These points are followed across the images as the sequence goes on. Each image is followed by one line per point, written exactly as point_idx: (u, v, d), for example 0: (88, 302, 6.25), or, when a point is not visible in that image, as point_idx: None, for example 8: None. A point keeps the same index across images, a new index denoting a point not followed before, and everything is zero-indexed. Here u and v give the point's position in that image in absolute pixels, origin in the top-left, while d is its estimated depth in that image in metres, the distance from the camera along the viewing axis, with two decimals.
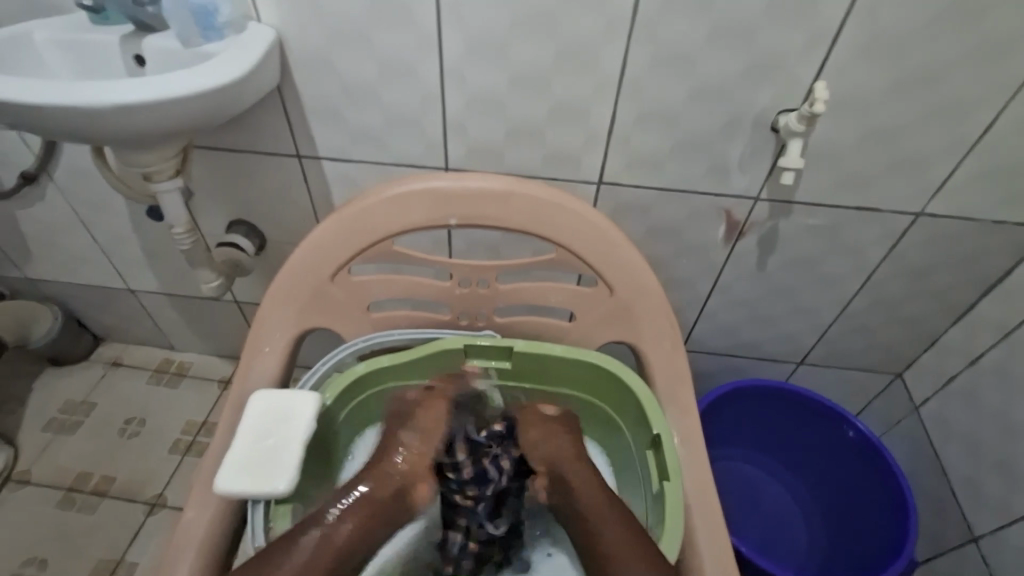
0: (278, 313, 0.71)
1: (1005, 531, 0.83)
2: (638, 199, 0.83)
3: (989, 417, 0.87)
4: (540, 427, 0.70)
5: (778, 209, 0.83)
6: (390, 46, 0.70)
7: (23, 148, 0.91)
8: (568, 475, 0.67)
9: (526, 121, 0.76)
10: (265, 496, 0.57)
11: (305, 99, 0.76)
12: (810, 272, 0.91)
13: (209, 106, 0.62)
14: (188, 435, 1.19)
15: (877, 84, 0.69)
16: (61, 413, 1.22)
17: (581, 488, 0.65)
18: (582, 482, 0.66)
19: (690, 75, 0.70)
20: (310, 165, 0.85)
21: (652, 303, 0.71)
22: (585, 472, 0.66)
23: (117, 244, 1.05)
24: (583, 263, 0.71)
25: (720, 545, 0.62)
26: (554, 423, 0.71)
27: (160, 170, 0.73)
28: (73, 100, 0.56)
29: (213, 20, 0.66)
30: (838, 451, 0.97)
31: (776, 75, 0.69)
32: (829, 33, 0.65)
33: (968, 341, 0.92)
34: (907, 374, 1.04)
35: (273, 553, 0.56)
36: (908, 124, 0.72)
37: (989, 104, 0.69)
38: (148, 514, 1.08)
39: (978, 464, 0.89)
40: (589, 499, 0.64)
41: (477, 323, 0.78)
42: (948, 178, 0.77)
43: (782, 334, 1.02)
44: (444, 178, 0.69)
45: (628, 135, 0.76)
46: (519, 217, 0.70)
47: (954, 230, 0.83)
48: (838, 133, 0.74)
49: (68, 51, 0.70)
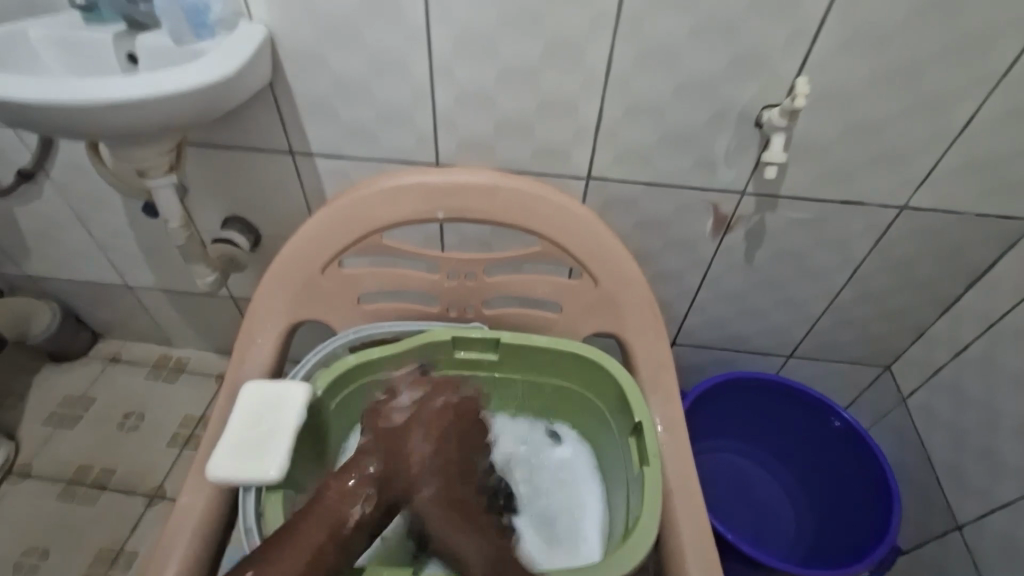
0: (270, 305, 0.72)
1: (989, 517, 0.85)
2: (627, 194, 0.84)
3: (973, 407, 0.89)
4: (414, 429, 0.65)
5: (764, 203, 0.84)
6: (380, 42, 0.71)
7: (21, 145, 0.92)
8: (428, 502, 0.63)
9: (515, 116, 0.77)
10: (256, 482, 0.58)
11: (297, 96, 0.77)
12: (798, 266, 0.92)
13: (201, 102, 0.63)
14: (186, 429, 1.20)
15: (859, 79, 0.70)
16: (61, 408, 1.23)
17: (444, 522, 0.62)
18: (443, 517, 0.63)
19: (675, 72, 0.71)
20: (304, 161, 0.86)
21: (637, 296, 0.72)
22: (451, 495, 0.64)
23: (114, 240, 1.07)
24: (569, 255, 0.73)
25: (701, 530, 0.63)
26: (428, 424, 0.66)
27: (155, 165, 0.74)
28: (70, 97, 0.58)
29: (205, 18, 0.68)
30: (825, 441, 0.98)
31: (760, 69, 0.70)
32: (811, 28, 0.66)
33: (953, 332, 0.94)
34: (895, 366, 1.05)
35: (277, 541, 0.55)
36: (890, 118, 0.73)
37: (968, 98, 0.71)
38: (147, 507, 1.10)
39: (963, 453, 0.90)
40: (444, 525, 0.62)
41: (466, 315, 0.80)
42: (929, 172, 0.78)
43: (771, 326, 1.03)
44: (432, 173, 0.71)
45: (615, 130, 0.77)
46: (506, 209, 0.71)
47: (938, 223, 0.84)
48: (822, 127, 0.75)
49: (64, 49, 0.71)
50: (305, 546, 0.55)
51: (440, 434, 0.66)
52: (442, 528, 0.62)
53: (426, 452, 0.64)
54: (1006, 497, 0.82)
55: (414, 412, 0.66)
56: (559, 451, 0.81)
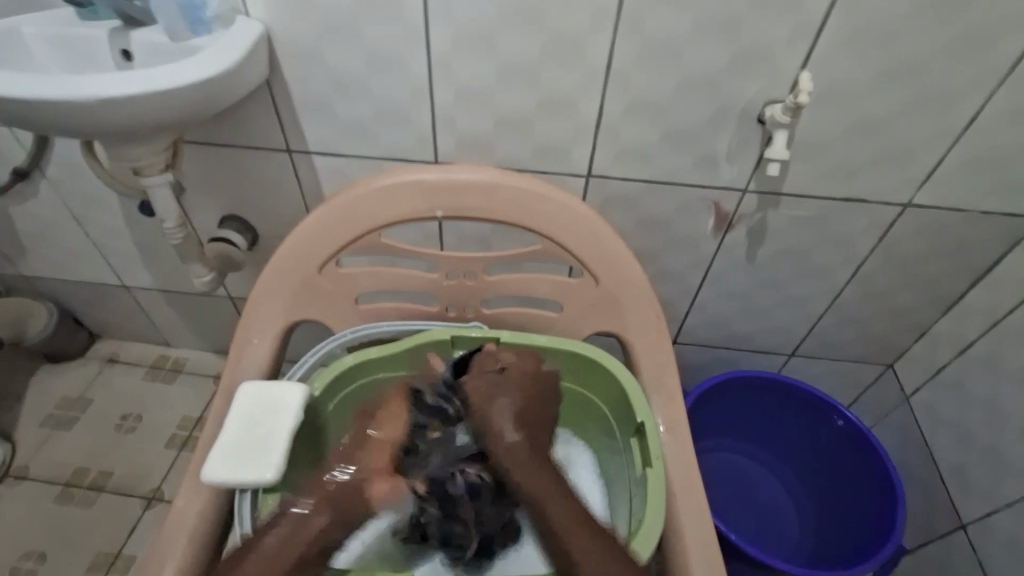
0: (267, 305, 0.72)
1: (993, 517, 0.84)
2: (628, 192, 0.84)
3: (977, 406, 0.88)
4: (502, 399, 0.66)
5: (766, 200, 0.83)
6: (378, 39, 0.70)
7: (15, 144, 0.91)
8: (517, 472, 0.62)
9: (514, 114, 0.76)
10: (241, 486, 0.58)
11: (295, 94, 0.77)
12: (800, 264, 0.91)
13: (198, 99, 0.62)
14: (184, 430, 1.19)
15: (862, 75, 0.69)
16: (58, 410, 1.22)
17: (534, 486, 0.61)
18: (531, 473, 0.62)
19: (677, 68, 0.70)
20: (301, 160, 0.85)
21: (639, 296, 0.72)
22: (531, 465, 0.63)
23: (111, 240, 1.06)
24: (569, 254, 0.72)
25: (707, 533, 0.62)
26: (522, 395, 0.66)
27: (151, 164, 0.73)
28: (63, 94, 0.57)
29: (201, 14, 0.67)
30: (827, 440, 0.97)
31: (762, 66, 0.69)
32: (814, 24, 0.65)
33: (957, 331, 0.93)
34: (898, 365, 1.04)
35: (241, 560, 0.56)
36: (893, 115, 0.73)
37: (973, 95, 0.70)
38: (145, 508, 1.09)
39: (966, 452, 0.89)
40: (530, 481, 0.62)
41: (465, 315, 0.79)
42: (934, 170, 0.77)
43: (773, 325, 1.02)
44: (431, 171, 0.70)
45: (616, 127, 0.76)
46: (506, 208, 0.70)
47: (942, 221, 0.83)
48: (824, 124, 0.74)
49: (57, 46, 0.70)
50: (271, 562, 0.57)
51: (527, 403, 0.66)
52: (530, 486, 0.62)
53: (515, 422, 0.65)
54: (1011, 497, 0.82)
55: (494, 387, 0.66)
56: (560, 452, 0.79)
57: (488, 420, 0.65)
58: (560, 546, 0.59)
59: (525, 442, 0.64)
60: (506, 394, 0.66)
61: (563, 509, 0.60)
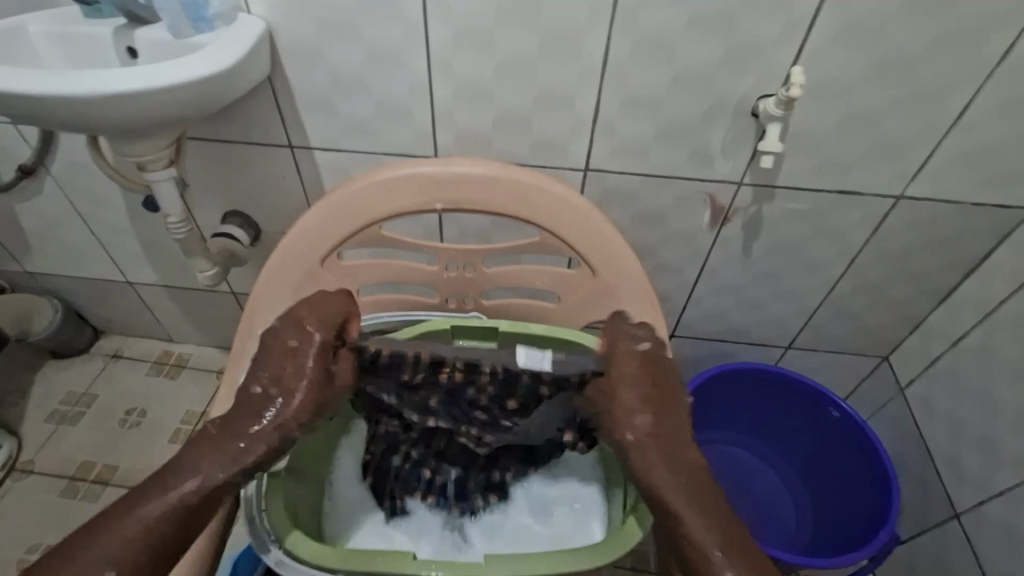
0: (269, 298, 0.73)
1: (986, 505, 0.86)
2: (624, 186, 0.85)
3: (971, 397, 0.89)
4: (619, 401, 0.61)
5: (761, 194, 0.84)
6: (377, 36, 0.71)
7: (20, 142, 0.92)
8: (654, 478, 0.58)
9: (513, 109, 0.77)
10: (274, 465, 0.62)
11: (296, 91, 0.78)
12: (795, 257, 0.93)
13: (200, 95, 0.64)
14: (188, 425, 1.21)
15: (854, 70, 0.70)
16: (63, 405, 1.24)
17: (654, 479, 0.57)
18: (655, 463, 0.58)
19: (672, 63, 0.71)
20: (303, 156, 0.86)
21: (634, 286, 0.72)
22: (655, 453, 0.58)
23: (115, 237, 1.07)
24: (567, 245, 0.73)
25: None
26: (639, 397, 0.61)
27: (155, 159, 0.75)
28: (67, 90, 0.58)
29: (203, 12, 0.68)
30: (823, 431, 0.98)
31: (755, 61, 0.70)
32: (806, 18, 0.66)
33: (951, 323, 0.94)
34: (893, 358, 1.06)
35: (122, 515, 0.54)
36: (885, 109, 0.74)
37: (963, 87, 0.71)
38: None
39: (960, 442, 0.91)
40: (656, 477, 0.57)
41: (465, 306, 0.81)
42: (926, 162, 0.79)
43: (768, 318, 1.04)
44: (429, 165, 0.71)
45: (612, 122, 0.77)
46: (504, 200, 0.71)
47: (935, 214, 0.84)
48: (817, 118, 0.75)
49: (62, 43, 0.71)
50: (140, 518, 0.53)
51: (651, 392, 0.61)
52: (648, 479, 0.58)
53: (638, 412, 0.60)
54: (1003, 484, 0.83)
55: (608, 387, 0.62)
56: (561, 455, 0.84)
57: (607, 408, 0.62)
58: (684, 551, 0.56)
59: (653, 438, 0.59)
60: (625, 398, 0.61)
61: (688, 508, 0.56)
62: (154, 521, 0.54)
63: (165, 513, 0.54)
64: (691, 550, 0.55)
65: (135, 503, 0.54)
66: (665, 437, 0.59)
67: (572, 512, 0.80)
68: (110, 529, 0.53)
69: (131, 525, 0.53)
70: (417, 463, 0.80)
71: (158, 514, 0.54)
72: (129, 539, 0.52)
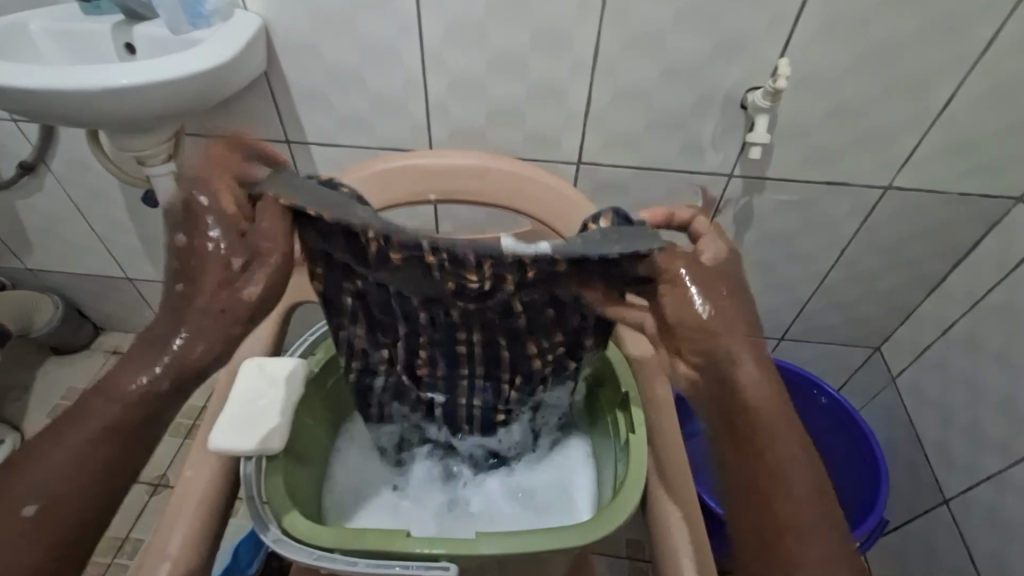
0: None
1: (973, 490, 0.87)
2: (617, 178, 0.86)
3: (960, 383, 0.90)
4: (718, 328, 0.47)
5: (752, 186, 0.86)
6: (372, 31, 0.72)
7: (21, 139, 0.93)
8: (768, 430, 0.45)
9: (506, 103, 0.79)
10: (222, 452, 0.58)
11: (293, 87, 0.79)
12: (787, 248, 0.94)
13: (197, 90, 0.65)
14: (188, 419, 1.22)
15: (838, 62, 0.72)
16: (66, 400, 1.25)
17: (764, 415, 0.46)
18: (761, 398, 0.46)
19: (662, 55, 0.72)
20: (300, 151, 0.88)
21: None
22: (768, 395, 0.46)
23: (115, 233, 1.08)
24: (558, 236, 0.74)
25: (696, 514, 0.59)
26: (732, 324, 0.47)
27: (155, 154, 0.76)
28: (68, 85, 0.59)
29: (200, 9, 0.69)
30: (813, 418, 1.00)
31: (743, 53, 0.71)
32: (791, 11, 0.68)
33: (939, 312, 0.96)
34: (885, 348, 1.07)
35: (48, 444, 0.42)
36: (871, 100, 0.75)
37: (947, 79, 0.72)
38: (150, 495, 1.12)
39: (949, 428, 0.92)
40: (768, 413, 0.46)
41: None
42: (912, 153, 0.80)
43: (761, 309, 1.05)
44: (421, 157, 0.72)
45: (604, 115, 0.79)
46: (496, 192, 0.72)
47: (922, 204, 0.86)
48: (805, 109, 0.76)
49: (63, 40, 0.72)
50: (63, 451, 0.42)
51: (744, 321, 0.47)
52: (764, 415, 0.46)
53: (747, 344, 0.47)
54: (989, 469, 0.84)
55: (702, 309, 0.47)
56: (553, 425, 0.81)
57: (700, 331, 0.47)
58: (777, 511, 0.44)
59: (763, 380, 0.46)
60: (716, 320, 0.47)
61: (800, 456, 0.46)
62: (79, 459, 0.42)
63: (94, 447, 0.42)
64: (777, 510, 0.44)
65: (62, 431, 0.43)
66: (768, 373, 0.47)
67: (549, 462, 0.80)
68: (31, 464, 0.41)
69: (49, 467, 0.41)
70: (399, 387, 0.69)
71: (84, 448, 0.42)
72: (58, 473, 0.41)
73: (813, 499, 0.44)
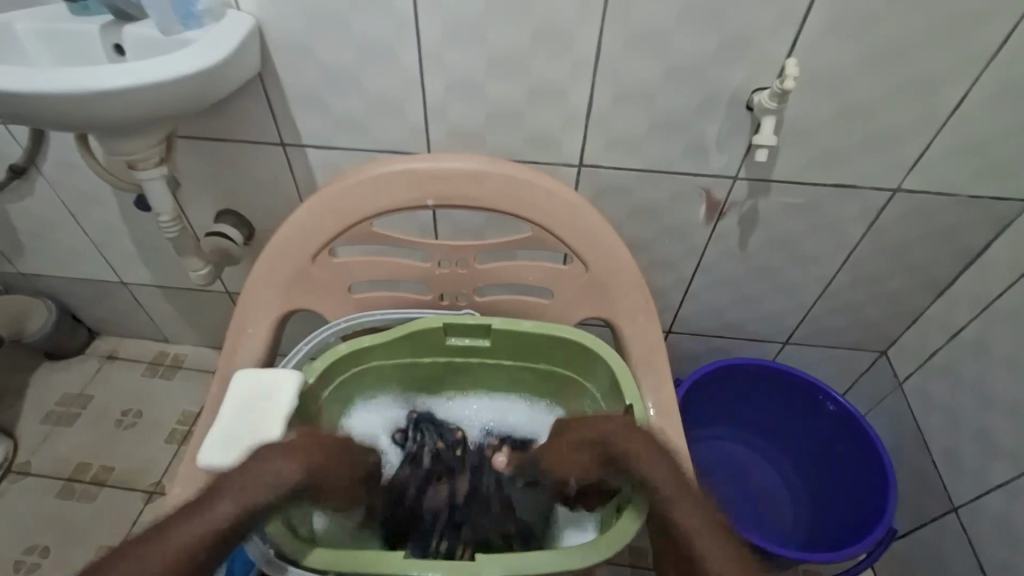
0: (261, 296, 0.72)
1: (983, 499, 0.86)
2: (619, 180, 0.84)
3: (969, 388, 0.89)
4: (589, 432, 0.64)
5: (757, 187, 0.84)
6: (367, 30, 0.70)
7: (11, 142, 0.91)
8: (655, 484, 0.58)
9: (505, 105, 0.77)
10: (211, 469, 0.57)
11: (287, 88, 0.77)
12: (792, 252, 0.92)
13: (189, 91, 0.63)
14: (184, 425, 1.20)
15: (847, 62, 0.70)
16: (59, 406, 1.23)
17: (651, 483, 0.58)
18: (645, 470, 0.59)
19: (665, 55, 0.70)
20: (295, 153, 0.86)
21: (628, 283, 0.72)
22: (647, 459, 0.59)
23: (108, 237, 1.06)
24: (559, 242, 0.72)
25: None
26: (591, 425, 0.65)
27: (145, 157, 0.74)
28: (54, 87, 0.57)
29: (192, 8, 0.67)
30: (820, 425, 0.98)
31: (748, 53, 0.70)
32: (799, 11, 0.66)
33: (948, 316, 0.94)
34: (891, 352, 1.06)
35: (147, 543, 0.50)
36: (880, 100, 0.73)
37: (959, 78, 0.70)
38: (146, 502, 1.10)
39: (958, 435, 0.90)
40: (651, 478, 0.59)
41: (458, 302, 0.80)
42: (921, 154, 0.78)
43: (765, 312, 1.03)
44: (419, 160, 0.70)
45: (606, 116, 0.77)
46: (496, 197, 0.71)
47: (931, 206, 0.84)
48: (812, 110, 0.75)
49: (52, 41, 0.70)
50: (158, 553, 0.49)
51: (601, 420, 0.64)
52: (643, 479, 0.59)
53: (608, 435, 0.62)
54: (1000, 477, 0.83)
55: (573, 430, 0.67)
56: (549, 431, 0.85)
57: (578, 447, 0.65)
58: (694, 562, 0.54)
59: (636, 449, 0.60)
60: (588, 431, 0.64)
61: (690, 510, 0.56)
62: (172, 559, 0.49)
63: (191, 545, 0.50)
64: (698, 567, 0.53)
65: (159, 535, 0.51)
66: (648, 442, 0.61)
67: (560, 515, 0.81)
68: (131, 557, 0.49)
69: (159, 561, 0.49)
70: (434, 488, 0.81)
71: (179, 547, 0.50)
72: (142, 570, 0.48)
73: (707, 528, 0.55)
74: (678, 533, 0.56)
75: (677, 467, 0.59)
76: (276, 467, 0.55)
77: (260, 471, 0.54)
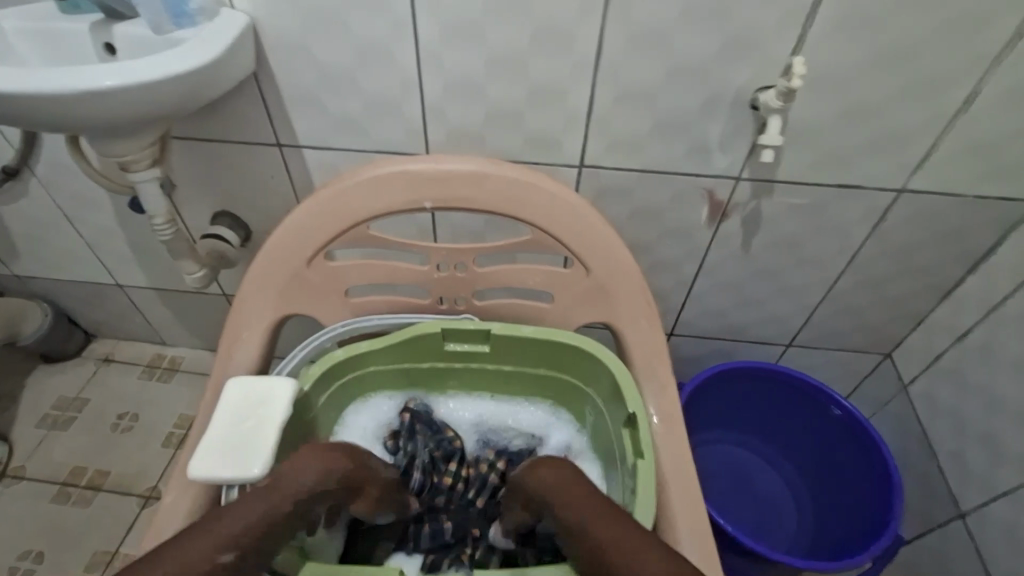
0: (255, 301, 0.71)
1: (991, 505, 0.84)
2: (620, 182, 0.83)
3: (976, 393, 0.87)
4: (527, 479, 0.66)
5: (760, 189, 0.82)
6: (363, 29, 0.69)
7: (3, 143, 0.90)
8: (571, 508, 0.58)
9: (505, 105, 0.75)
10: (201, 479, 0.55)
11: (283, 88, 0.76)
12: (796, 253, 0.91)
13: (182, 91, 0.62)
14: (180, 429, 1.19)
15: (853, 61, 0.68)
16: (55, 409, 1.22)
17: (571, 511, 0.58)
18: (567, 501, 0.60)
19: (667, 54, 0.69)
20: (291, 154, 0.84)
21: (630, 286, 0.71)
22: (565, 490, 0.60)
23: (103, 239, 1.05)
24: (560, 245, 0.71)
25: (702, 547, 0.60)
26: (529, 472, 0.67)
27: (137, 159, 0.72)
28: (42, 87, 0.56)
29: (184, 7, 0.66)
30: (825, 429, 0.96)
31: (752, 52, 0.68)
32: (804, 9, 0.64)
33: (954, 318, 0.92)
34: (896, 354, 1.04)
35: (209, 529, 0.50)
36: (887, 99, 0.72)
37: (967, 78, 0.69)
38: (142, 507, 1.09)
39: (965, 439, 0.89)
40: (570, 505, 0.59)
41: (457, 307, 0.79)
42: (929, 155, 0.77)
43: (768, 315, 1.02)
44: (417, 162, 0.69)
45: (607, 116, 0.75)
46: (495, 199, 0.69)
47: (938, 208, 0.82)
48: (817, 110, 0.73)
49: (42, 41, 0.69)
50: (228, 529, 0.51)
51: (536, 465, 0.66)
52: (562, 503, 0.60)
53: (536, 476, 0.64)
54: (1008, 483, 0.82)
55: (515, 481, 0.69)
56: (555, 437, 0.83)
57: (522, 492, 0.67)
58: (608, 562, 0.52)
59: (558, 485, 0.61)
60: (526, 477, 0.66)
61: (599, 518, 0.55)
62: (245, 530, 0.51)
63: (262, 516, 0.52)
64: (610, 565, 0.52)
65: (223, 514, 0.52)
66: (562, 478, 0.62)
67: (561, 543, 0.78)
68: (196, 540, 0.49)
69: (230, 528, 0.50)
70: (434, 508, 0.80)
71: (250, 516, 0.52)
72: (213, 542, 0.49)
73: (614, 531, 0.54)
74: (592, 544, 0.54)
75: (586, 491, 0.59)
76: (324, 460, 0.59)
77: (311, 459, 0.59)
